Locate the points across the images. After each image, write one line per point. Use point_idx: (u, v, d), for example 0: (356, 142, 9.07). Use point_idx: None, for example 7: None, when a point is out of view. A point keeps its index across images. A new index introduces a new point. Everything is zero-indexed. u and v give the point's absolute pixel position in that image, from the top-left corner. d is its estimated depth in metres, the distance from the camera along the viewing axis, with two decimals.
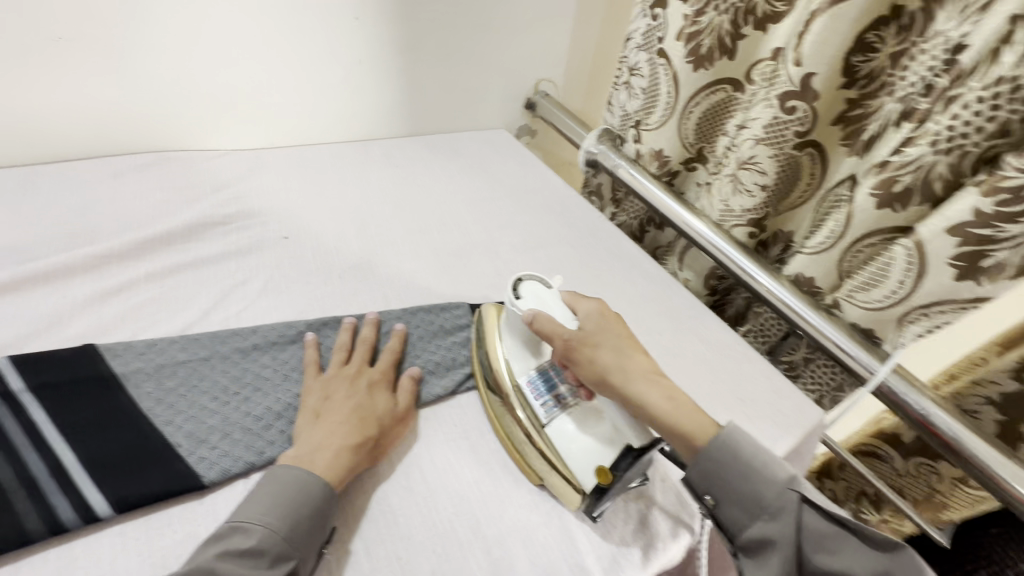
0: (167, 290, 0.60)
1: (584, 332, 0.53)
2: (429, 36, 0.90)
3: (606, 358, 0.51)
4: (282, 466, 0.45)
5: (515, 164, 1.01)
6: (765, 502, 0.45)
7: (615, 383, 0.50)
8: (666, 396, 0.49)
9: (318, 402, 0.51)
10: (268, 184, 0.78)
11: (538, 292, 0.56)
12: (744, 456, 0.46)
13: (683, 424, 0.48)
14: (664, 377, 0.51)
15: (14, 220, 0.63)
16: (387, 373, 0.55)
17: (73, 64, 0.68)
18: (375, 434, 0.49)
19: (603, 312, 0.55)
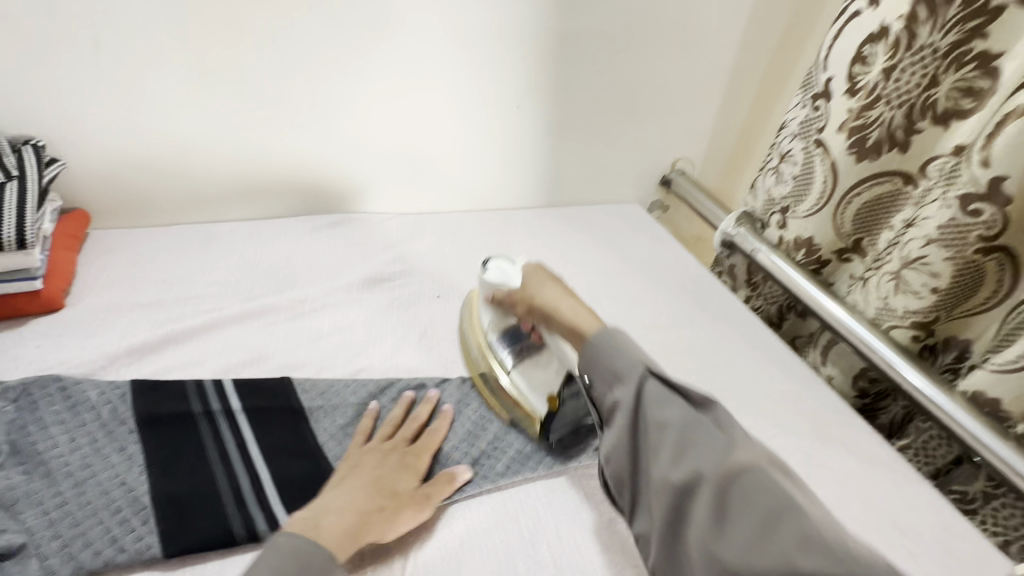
0: (344, 335, 0.70)
1: (544, 279, 0.65)
2: (581, 120, 0.98)
3: (553, 296, 0.63)
4: (287, 534, 0.44)
5: (646, 240, 1.04)
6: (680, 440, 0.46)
7: (546, 306, 0.62)
8: (570, 306, 0.61)
9: (349, 468, 0.53)
10: (428, 245, 0.89)
11: (502, 269, 0.67)
12: (613, 356, 0.53)
13: (588, 329, 0.57)
14: (573, 296, 0.63)
15: (241, 262, 0.78)
16: (422, 454, 0.57)
17: (299, 145, 0.83)
18: (388, 510, 0.50)
19: (548, 275, 0.66)
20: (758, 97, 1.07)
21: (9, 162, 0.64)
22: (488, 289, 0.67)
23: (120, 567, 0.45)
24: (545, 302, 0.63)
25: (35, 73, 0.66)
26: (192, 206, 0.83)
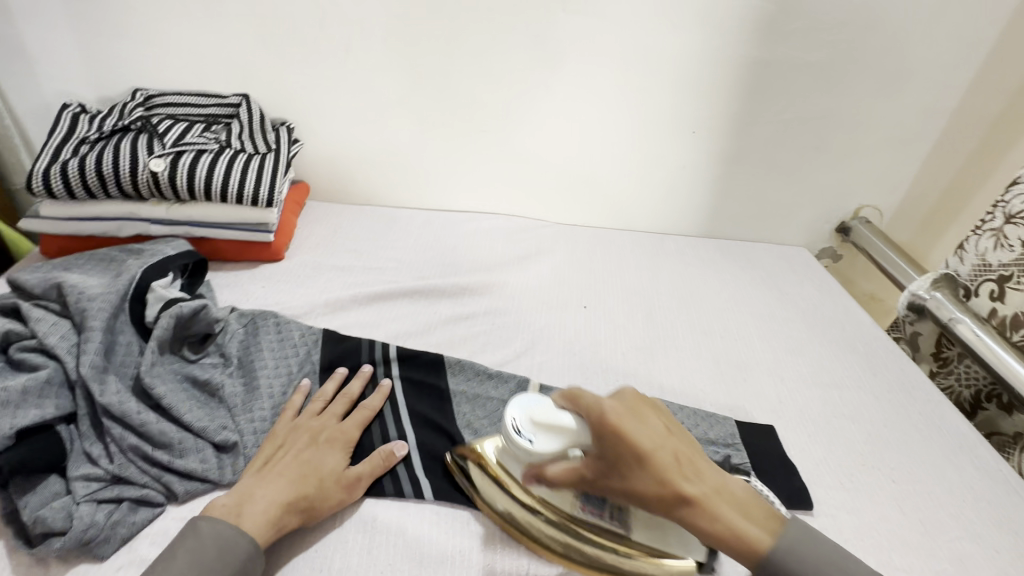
0: (495, 325, 0.74)
1: (628, 417, 0.42)
2: (757, 151, 0.93)
3: (665, 448, 0.41)
4: (206, 519, 0.43)
5: (813, 289, 0.94)
6: (703, 517, 0.43)
7: (662, 470, 0.40)
8: (725, 492, 0.41)
9: (273, 452, 0.50)
10: (579, 255, 0.91)
11: (544, 424, 0.46)
12: (707, 487, 0.42)
13: (746, 530, 0.40)
14: (693, 451, 0.43)
15: (416, 245, 0.88)
16: (352, 434, 0.53)
17: (482, 151, 0.91)
18: (313, 493, 0.47)
19: (637, 405, 0.44)
20: (980, 147, 0.92)
21: (269, 138, 0.78)
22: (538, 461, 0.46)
23: None
24: (648, 456, 0.40)
25: (297, 71, 0.81)
26: (385, 192, 0.96)
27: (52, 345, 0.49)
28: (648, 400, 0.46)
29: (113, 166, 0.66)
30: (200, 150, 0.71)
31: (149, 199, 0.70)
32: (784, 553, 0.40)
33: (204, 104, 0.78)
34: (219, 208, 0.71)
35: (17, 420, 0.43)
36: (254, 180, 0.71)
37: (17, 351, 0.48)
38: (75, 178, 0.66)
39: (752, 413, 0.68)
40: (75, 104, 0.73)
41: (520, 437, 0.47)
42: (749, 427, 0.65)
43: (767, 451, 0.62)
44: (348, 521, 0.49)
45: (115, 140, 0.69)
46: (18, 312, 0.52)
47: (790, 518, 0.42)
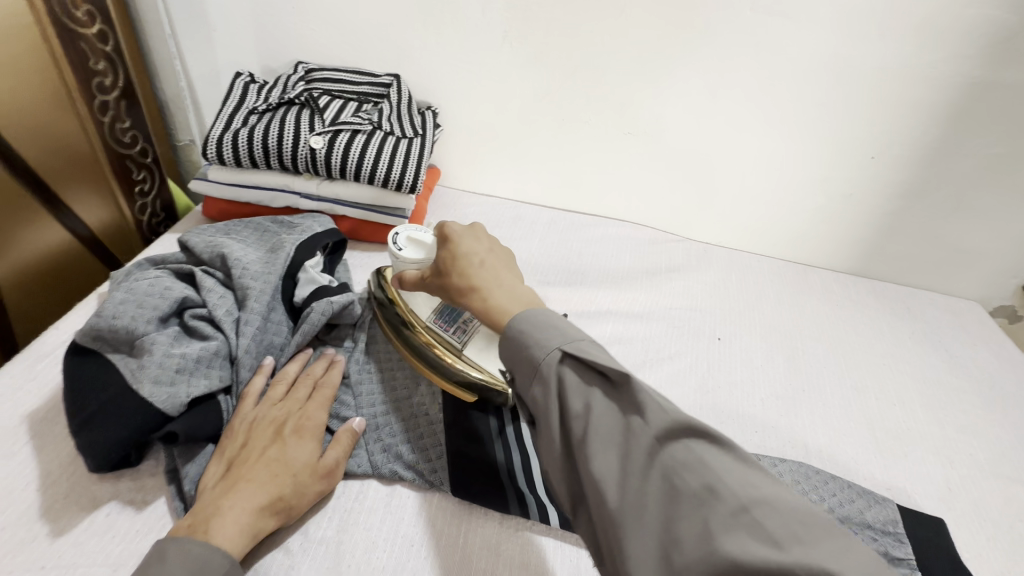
0: (622, 345, 0.69)
1: (467, 234, 0.48)
2: (945, 187, 0.80)
3: (478, 254, 0.47)
4: (175, 542, 0.36)
5: (990, 356, 0.80)
6: (532, 361, 0.38)
7: (466, 267, 0.46)
8: (512, 285, 0.44)
9: (237, 452, 0.44)
10: (713, 278, 0.84)
11: (416, 239, 0.56)
12: (547, 324, 0.39)
13: (503, 305, 0.42)
14: (506, 262, 0.48)
15: (542, 245, 0.84)
16: (319, 421, 0.48)
17: (622, 154, 0.85)
18: (289, 493, 0.42)
19: (477, 231, 0.49)
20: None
21: (416, 123, 0.77)
22: (394, 260, 0.55)
23: (423, 489, 0.49)
24: (461, 257, 0.47)
25: (450, 54, 0.80)
26: (511, 185, 0.93)
27: (219, 317, 0.51)
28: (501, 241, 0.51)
29: (277, 140, 0.69)
30: (355, 130, 0.72)
31: (302, 173, 0.72)
32: (523, 324, 0.40)
33: (359, 82, 0.79)
34: (364, 189, 0.72)
35: (191, 388, 0.45)
36: (400, 166, 0.71)
37: (190, 318, 0.50)
38: (243, 148, 0.69)
39: (915, 498, 0.58)
40: (246, 73, 0.77)
41: (393, 246, 0.55)
42: (913, 514, 0.56)
43: (937, 550, 0.53)
44: (473, 538, 0.47)
45: (281, 113, 0.71)
46: (190, 280, 0.54)
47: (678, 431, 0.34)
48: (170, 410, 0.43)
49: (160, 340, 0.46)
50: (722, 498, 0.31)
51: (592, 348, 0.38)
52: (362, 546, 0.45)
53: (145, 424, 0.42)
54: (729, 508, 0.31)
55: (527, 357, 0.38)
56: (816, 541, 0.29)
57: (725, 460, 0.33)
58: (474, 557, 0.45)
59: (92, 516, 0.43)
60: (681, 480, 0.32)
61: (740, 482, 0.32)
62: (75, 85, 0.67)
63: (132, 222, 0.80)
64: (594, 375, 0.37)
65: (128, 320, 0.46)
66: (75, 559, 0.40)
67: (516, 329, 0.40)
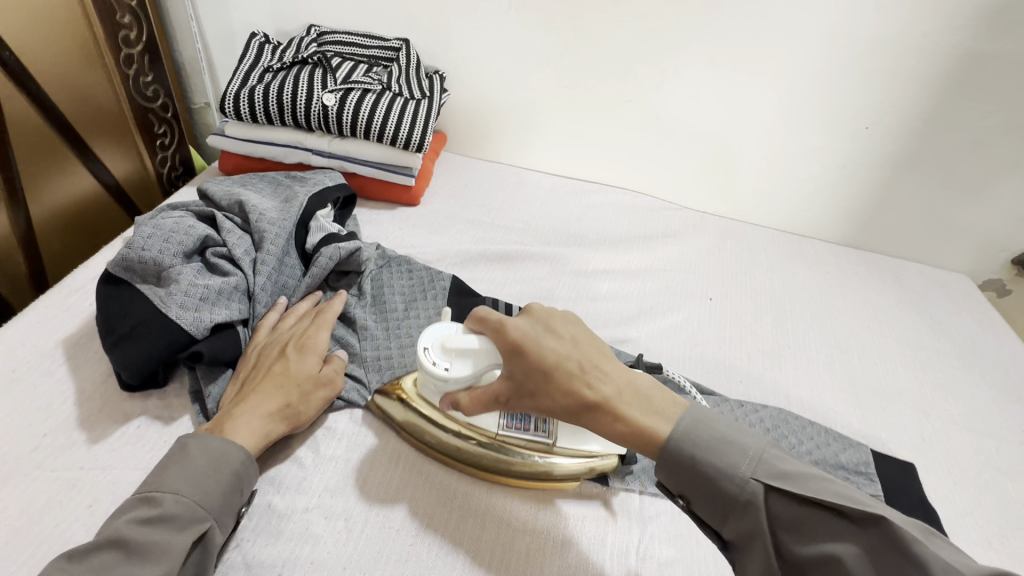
0: (618, 302, 0.73)
1: (546, 335, 0.44)
2: (936, 159, 0.82)
3: (571, 353, 0.43)
4: (195, 438, 0.42)
5: (974, 323, 0.83)
6: (728, 496, 0.38)
7: (570, 374, 0.42)
8: (627, 380, 0.43)
9: (248, 371, 0.48)
10: (709, 244, 0.87)
11: (455, 349, 0.47)
12: (698, 439, 0.40)
13: (640, 422, 0.41)
14: (602, 350, 0.44)
15: (543, 209, 0.87)
16: (323, 339, 0.51)
17: (624, 122, 0.88)
18: (295, 400, 0.46)
19: (548, 319, 0.45)
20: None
21: (424, 85, 0.79)
22: (448, 389, 0.47)
23: None
24: (555, 367, 0.42)
25: (458, 20, 0.82)
26: (516, 152, 0.95)
27: (238, 255, 0.54)
28: (566, 314, 0.47)
29: (291, 97, 0.72)
30: (365, 89, 0.75)
31: (314, 131, 0.75)
32: (688, 452, 0.39)
33: (369, 45, 0.81)
34: (374, 147, 0.75)
35: (214, 314, 0.49)
36: (408, 124, 0.74)
37: (211, 254, 0.54)
38: (259, 105, 0.72)
39: (888, 444, 0.62)
40: (260, 34, 0.79)
41: (431, 364, 0.47)
42: (885, 458, 0.59)
43: (904, 488, 0.57)
44: (470, 462, 0.51)
45: (295, 72, 0.74)
46: (211, 223, 0.58)
47: (865, 526, 0.35)
48: (195, 331, 0.47)
49: (185, 271, 0.50)
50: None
51: (773, 461, 0.39)
52: (367, 463, 0.49)
53: (172, 342, 0.46)
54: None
55: (719, 491, 0.38)
56: None
57: None
58: (470, 476, 0.50)
59: (125, 427, 0.47)
60: None
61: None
62: (103, 37, 0.70)
63: (153, 175, 0.82)
64: (795, 499, 0.37)
65: (156, 252, 0.50)
66: (110, 462, 0.45)
67: (679, 451, 0.40)
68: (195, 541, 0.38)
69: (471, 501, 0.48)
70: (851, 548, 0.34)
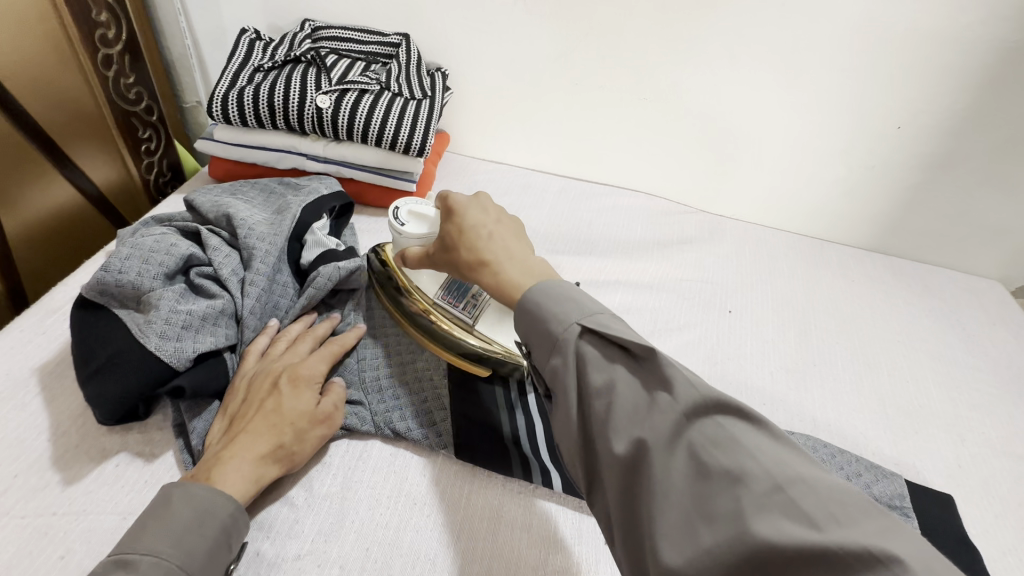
0: (631, 316, 0.68)
1: (473, 206, 0.46)
2: (973, 161, 0.77)
3: (487, 224, 0.44)
4: (181, 488, 0.38)
5: (1009, 335, 0.78)
6: (550, 333, 0.35)
7: (472, 237, 0.43)
8: (494, 228, 0.44)
9: (237, 406, 0.45)
10: (726, 251, 0.82)
11: (418, 213, 0.54)
12: (549, 294, 0.37)
13: (515, 278, 0.40)
14: (521, 233, 0.45)
15: (552, 214, 0.83)
16: (317, 368, 0.47)
17: (637, 121, 0.83)
18: (287, 441, 0.43)
19: (486, 202, 0.46)
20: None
21: (425, 84, 0.74)
22: (402, 244, 0.53)
23: (426, 451, 0.50)
24: (470, 230, 0.44)
25: (460, 13, 0.77)
26: (522, 152, 0.91)
27: (225, 275, 0.50)
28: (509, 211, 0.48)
29: (283, 98, 0.67)
30: (362, 90, 0.70)
31: (309, 134, 0.71)
32: (535, 299, 0.37)
33: (367, 41, 0.76)
34: (372, 151, 0.70)
35: (198, 343, 0.45)
36: (408, 126, 0.69)
37: (195, 274, 0.50)
38: (249, 107, 0.68)
39: (922, 473, 0.58)
40: (251, 30, 0.75)
41: (393, 221, 0.54)
42: (921, 490, 0.55)
43: (943, 524, 0.53)
44: (474, 500, 0.47)
45: (287, 71, 0.70)
46: (196, 239, 0.54)
47: (700, 399, 0.31)
48: (176, 363, 0.43)
49: (166, 295, 0.46)
50: (750, 483, 0.27)
51: (613, 320, 0.36)
52: (364, 502, 0.46)
53: (151, 376, 0.43)
54: (759, 491, 0.27)
55: (545, 332, 0.36)
56: (868, 527, 0.25)
57: (763, 442, 0.29)
58: (475, 516, 0.46)
59: (102, 466, 0.44)
60: (714, 463, 0.28)
61: (773, 458, 0.28)
62: (78, 38, 0.66)
63: (139, 182, 0.80)
64: (612, 348, 0.34)
65: (134, 275, 0.46)
66: (85, 506, 0.41)
67: (528, 300, 0.37)
68: None
69: (477, 545, 0.44)
70: (668, 418, 0.31)
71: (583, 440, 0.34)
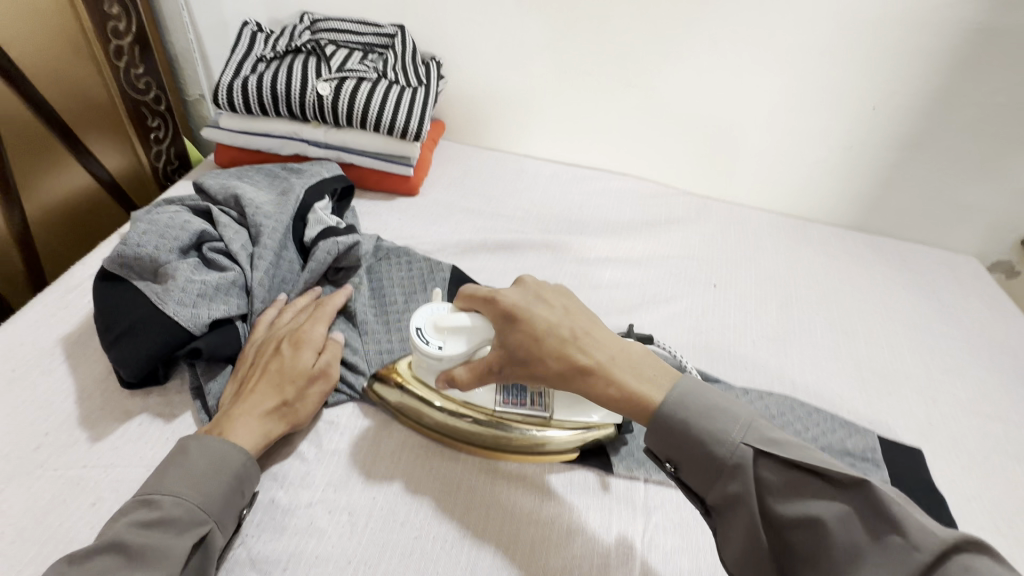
0: (621, 291, 0.72)
1: (535, 303, 0.47)
2: (946, 139, 0.80)
3: (563, 323, 0.45)
4: (196, 439, 0.42)
5: (983, 306, 0.82)
6: (705, 446, 0.39)
7: (562, 344, 0.44)
8: (574, 320, 0.46)
9: (245, 368, 0.48)
10: (712, 230, 0.86)
11: (448, 327, 0.48)
12: (686, 408, 0.40)
13: (637, 392, 0.42)
14: (596, 321, 0.46)
15: (545, 197, 0.86)
16: (319, 333, 0.50)
17: (625, 106, 0.86)
18: (292, 397, 0.46)
19: (536, 288, 0.48)
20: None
21: (421, 72, 0.78)
22: (444, 367, 0.48)
23: None
24: (543, 334, 0.44)
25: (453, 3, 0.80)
26: (515, 139, 0.94)
27: (235, 250, 0.54)
28: (555, 286, 0.50)
29: (285, 86, 0.71)
30: (360, 78, 0.73)
31: (310, 121, 0.74)
32: (672, 417, 0.40)
33: (364, 31, 0.79)
34: (371, 137, 0.74)
35: (212, 310, 0.48)
36: (405, 113, 0.72)
37: (207, 250, 0.53)
38: (253, 95, 0.71)
39: (895, 430, 0.61)
40: (253, 22, 0.78)
41: (423, 342, 0.48)
42: (892, 444, 0.59)
43: (912, 474, 0.56)
44: (472, 453, 0.50)
45: (288, 61, 0.73)
46: (207, 218, 0.57)
47: (852, 498, 0.35)
48: (193, 328, 0.47)
49: (181, 267, 0.49)
50: (882, 554, 0.33)
51: (766, 432, 0.39)
52: (369, 456, 0.49)
53: (170, 339, 0.46)
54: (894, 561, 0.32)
55: (706, 454, 0.39)
56: None
57: (984, 563, 0.31)
58: (473, 467, 0.49)
59: (126, 425, 0.47)
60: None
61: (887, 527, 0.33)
62: (92, 32, 0.69)
63: (148, 168, 0.83)
64: (795, 469, 0.37)
65: (152, 248, 0.49)
66: (112, 459, 0.44)
67: (666, 415, 0.40)
68: (196, 543, 0.38)
69: (475, 492, 0.48)
70: (839, 514, 0.35)
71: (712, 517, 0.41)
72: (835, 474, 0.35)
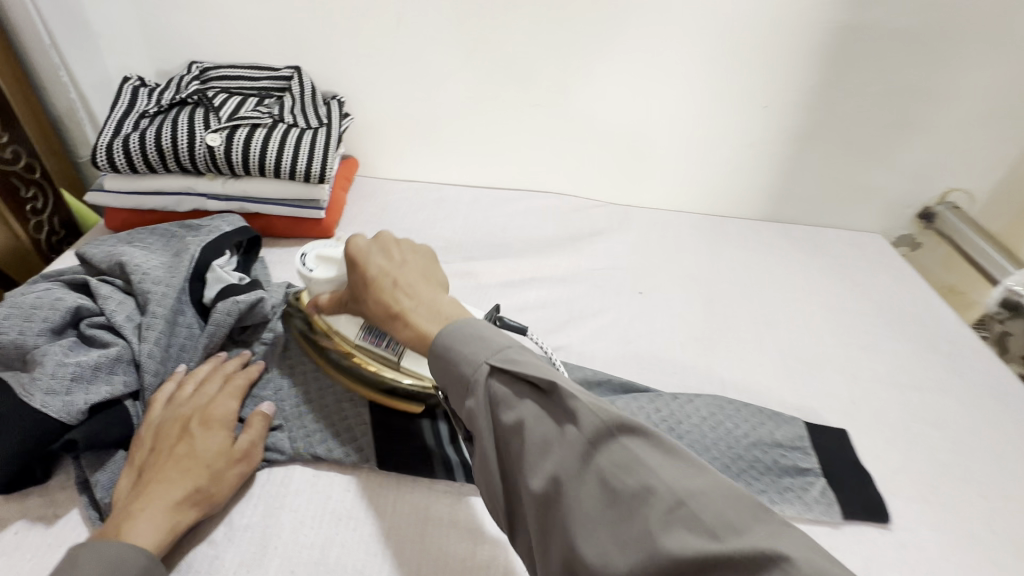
0: (547, 310, 0.71)
1: (378, 253, 0.46)
2: (833, 129, 0.85)
3: (388, 271, 0.45)
4: (90, 545, 0.37)
5: (890, 280, 0.87)
6: (460, 375, 0.38)
7: (382, 290, 0.44)
8: (403, 267, 0.46)
9: (146, 457, 0.44)
10: (634, 237, 0.87)
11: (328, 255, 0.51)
12: (450, 339, 0.39)
13: (422, 327, 0.42)
14: (430, 282, 0.46)
15: (468, 223, 0.86)
16: (230, 410, 0.47)
17: (534, 126, 0.87)
18: (205, 483, 0.43)
19: (386, 243, 0.47)
20: None
21: (321, 112, 0.76)
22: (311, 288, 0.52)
23: (349, 469, 0.50)
24: (372, 281, 0.45)
25: (348, 41, 0.79)
26: (431, 168, 0.94)
27: (119, 323, 0.50)
28: (414, 244, 0.50)
29: (171, 141, 0.67)
30: (254, 125, 0.71)
31: (205, 174, 0.71)
32: (440, 345, 0.39)
33: (257, 77, 0.77)
34: (272, 183, 0.71)
35: (90, 395, 0.44)
36: (305, 155, 0.70)
37: (86, 326, 0.49)
38: (137, 154, 0.67)
39: (821, 414, 0.63)
40: (135, 78, 0.75)
41: (301, 265, 0.52)
42: (818, 428, 0.60)
43: (839, 455, 0.58)
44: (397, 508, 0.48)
45: (173, 114, 0.70)
46: (86, 289, 0.53)
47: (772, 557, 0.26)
48: (68, 418, 0.42)
49: (52, 351, 0.45)
50: None
51: (521, 355, 0.37)
52: (288, 524, 0.46)
53: (41, 435, 0.42)
54: None
55: (457, 373, 0.38)
56: None
57: None
58: (400, 516, 0.47)
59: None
60: None
61: None
62: None
63: (28, 241, 0.77)
64: (522, 387, 0.35)
65: (16, 333, 0.45)
66: None
67: (436, 345, 0.40)
68: None
69: (399, 545, 0.45)
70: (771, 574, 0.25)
71: (504, 474, 0.35)
72: (541, 380, 0.34)
